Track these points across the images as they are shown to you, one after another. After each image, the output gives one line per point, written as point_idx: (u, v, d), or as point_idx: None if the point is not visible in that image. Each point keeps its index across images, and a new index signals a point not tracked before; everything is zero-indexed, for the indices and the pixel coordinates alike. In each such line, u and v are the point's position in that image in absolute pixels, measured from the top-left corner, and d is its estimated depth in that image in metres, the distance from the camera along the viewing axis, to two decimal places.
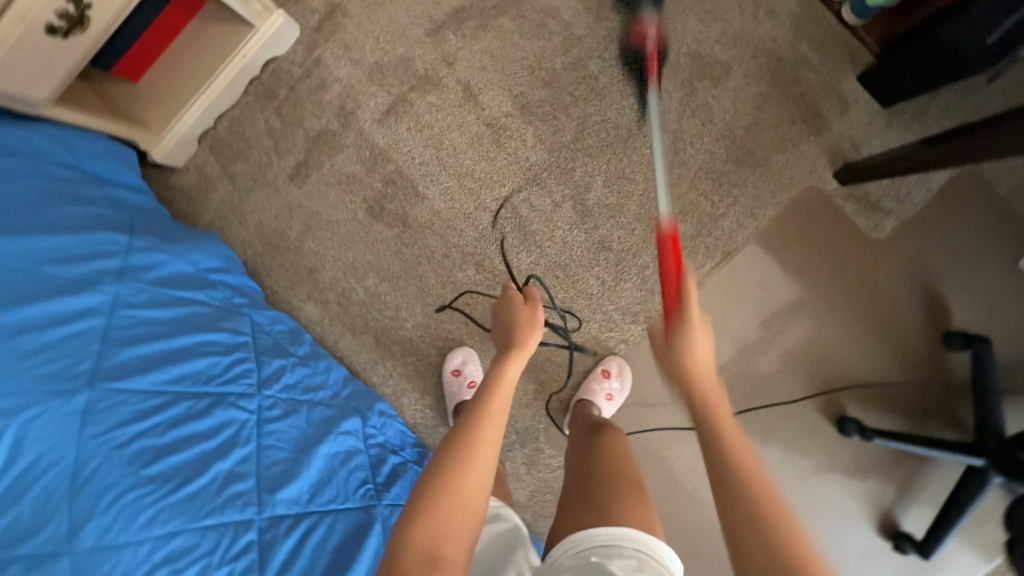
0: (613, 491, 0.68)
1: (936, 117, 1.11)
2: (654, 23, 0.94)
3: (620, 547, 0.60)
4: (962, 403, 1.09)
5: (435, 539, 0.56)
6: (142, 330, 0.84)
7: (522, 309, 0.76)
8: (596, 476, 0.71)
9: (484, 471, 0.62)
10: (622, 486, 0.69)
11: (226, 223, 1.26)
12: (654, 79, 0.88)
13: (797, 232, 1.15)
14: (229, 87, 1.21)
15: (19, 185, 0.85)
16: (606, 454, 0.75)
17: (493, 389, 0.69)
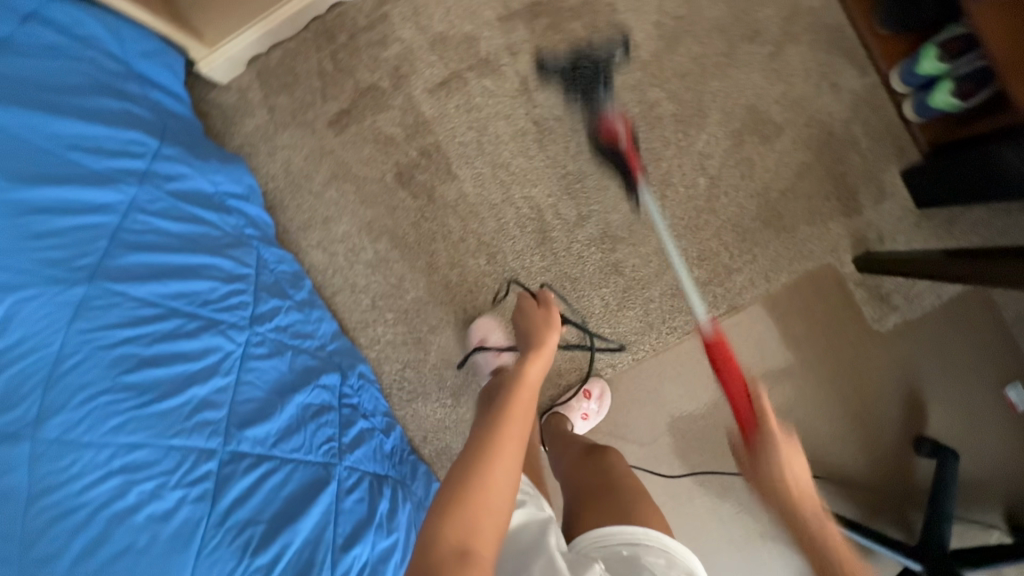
0: (625, 500, 0.74)
1: (965, 231, 1.13)
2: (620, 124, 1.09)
3: (650, 546, 0.66)
4: (916, 507, 1.12)
5: (467, 533, 0.56)
6: (151, 239, 0.83)
7: (537, 313, 0.88)
8: (607, 491, 0.77)
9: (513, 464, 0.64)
10: (631, 495, 0.75)
11: (254, 151, 1.26)
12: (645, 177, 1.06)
13: (803, 304, 1.16)
14: (290, 19, 1.19)
15: (63, 64, 0.84)
16: (614, 470, 0.81)
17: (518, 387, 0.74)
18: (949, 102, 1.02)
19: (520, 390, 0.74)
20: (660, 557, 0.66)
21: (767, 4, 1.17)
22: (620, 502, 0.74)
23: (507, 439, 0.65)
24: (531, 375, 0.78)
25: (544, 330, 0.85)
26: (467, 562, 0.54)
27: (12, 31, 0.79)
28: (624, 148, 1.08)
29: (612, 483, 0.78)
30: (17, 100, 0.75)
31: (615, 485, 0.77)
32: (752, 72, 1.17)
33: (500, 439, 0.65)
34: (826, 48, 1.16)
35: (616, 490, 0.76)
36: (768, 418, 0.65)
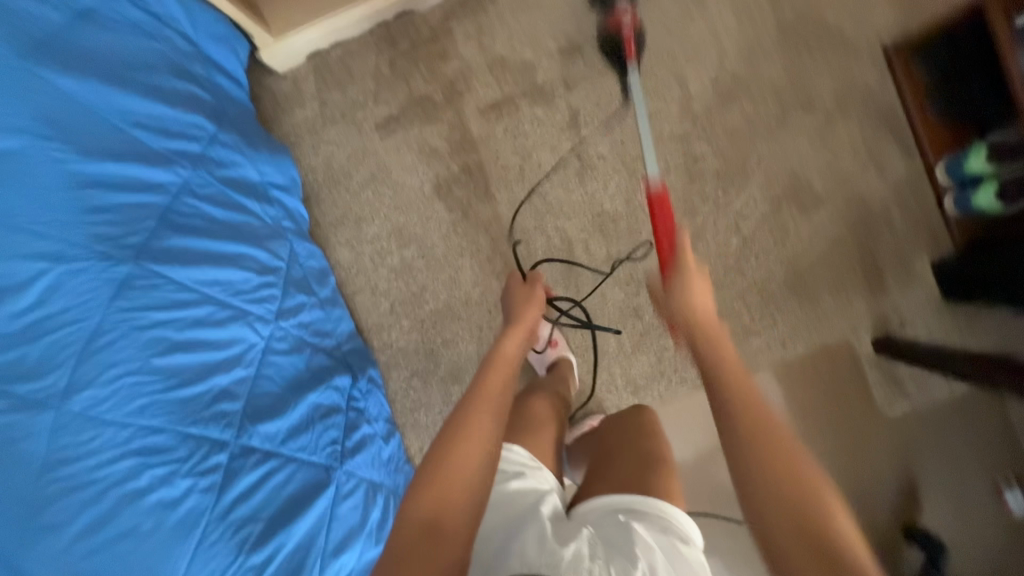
0: (633, 469, 0.75)
1: (986, 329, 1.11)
2: (628, 12, 1.03)
3: (646, 514, 0.68)
4: None
5: (435, 509, 0.60)
6: (198, 224, 0.84)
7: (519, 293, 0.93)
8: (620, 456, 0.78)
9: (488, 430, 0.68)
10: (642, 461, 0.76)
11: (299, 142, 1.27)
12: (631, 62, 1.03)
13: (814, 375, 1.17)
14: (357, 21, 1.21)
15: (137, 41, 0.85)
16: (635, 432, 0.82)
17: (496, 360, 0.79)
18: (992, 204, 1.01)
19: (497, 361, 0.78)
20: (656, 523, 0.67)
21: (820, 75, 1.15)
22: (629, 469, 0.75)
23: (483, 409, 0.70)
24: (509, 348, 0.82)
25: (523, 307, 0.90)
26: (433, 532, 0.58)
27: (95, 3, 0.81)
28: (624, 38, 1.04)
29: (627, 447, 0.79)
30: (89, 71, 0.76)
31: (631, 450, 0.78)
32: (800, 140, 1.16)
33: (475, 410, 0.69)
34: (878, 126, 1.14)
35: (626, 456, 0.78)
36: (684, 256, 0.81)
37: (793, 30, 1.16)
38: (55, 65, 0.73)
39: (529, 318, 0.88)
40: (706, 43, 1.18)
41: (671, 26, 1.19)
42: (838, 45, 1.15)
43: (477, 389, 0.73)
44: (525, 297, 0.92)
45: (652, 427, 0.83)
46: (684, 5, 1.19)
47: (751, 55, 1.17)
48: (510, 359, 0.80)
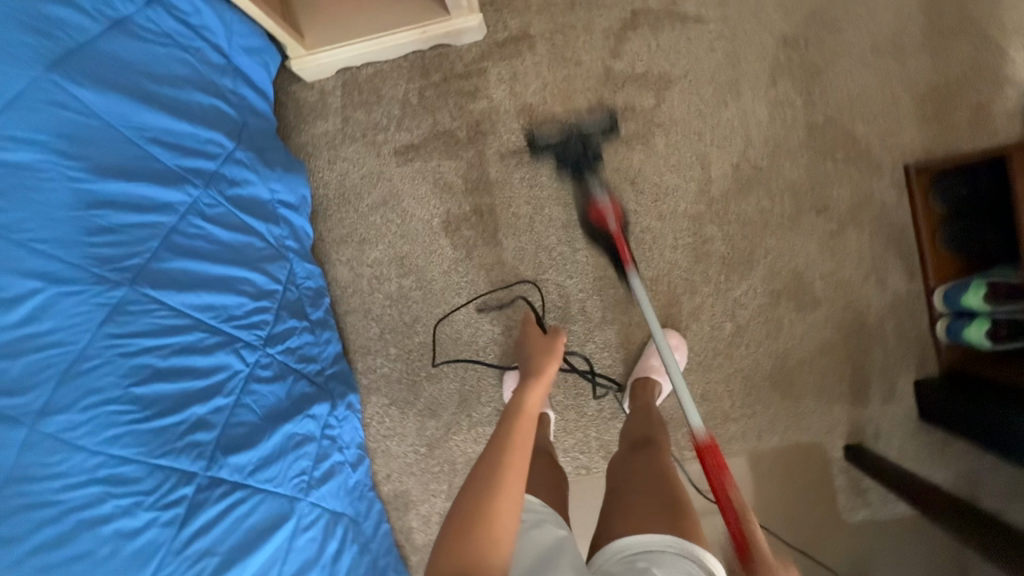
0: (646, 506, 0.74)
1: (956, 455, 1.13)
2: (608, 204, 1.12)
3: (667, 556, 0.66)
4: None
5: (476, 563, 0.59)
6: (200, 246, 0.84)
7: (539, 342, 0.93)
8: (633, 492, 0.78)
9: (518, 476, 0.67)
10: (657, 498, 0.75)
11: (315, 154, 1.27)
12: (631, 267, 1.06)
13: (784, 471, 1.17)
14: (393, 47, 1.20)
15: (170, 54, 0.86)
16: (652, 468, 0.82)
17: (522, 403, 0.78)
18: (981, 340, 1.04)
19: (521, 415, 0.75)
20: (678, 564, 0.65)
21: (843, 183, 1.17)
22: (641, 506, 0.74)
23: (512, 461, 0.67)
24: (536, 395, 0.81)
25: (546, 359, 0.89)
26: None
27: (132, 12, 0.81)
28: (613, 229, 1.10)
29: (640, 484, 0.79)
30: (115, 86, 0.76)
31: (644, 486, 0.78)
32: (808, 241, 1.17)
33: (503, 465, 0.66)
34: (885, 242, 1.16)
35: (638, 493, 0.77)
36: None
37: (820, 133, 1.17)
38: (80, 78, 0.72)
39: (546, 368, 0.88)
40: (734, 130, 1.19)
41: (703, 107, 1.19)
42: (860, 156, 1.16)
43: (502, 438, 0.70)
44: (545, 347, 0.92)
45: (665, 465, 0.82)
46: (719, 89, 1.19)
47: (775, 150, 1.18)
48: (535, 406, 0.79)
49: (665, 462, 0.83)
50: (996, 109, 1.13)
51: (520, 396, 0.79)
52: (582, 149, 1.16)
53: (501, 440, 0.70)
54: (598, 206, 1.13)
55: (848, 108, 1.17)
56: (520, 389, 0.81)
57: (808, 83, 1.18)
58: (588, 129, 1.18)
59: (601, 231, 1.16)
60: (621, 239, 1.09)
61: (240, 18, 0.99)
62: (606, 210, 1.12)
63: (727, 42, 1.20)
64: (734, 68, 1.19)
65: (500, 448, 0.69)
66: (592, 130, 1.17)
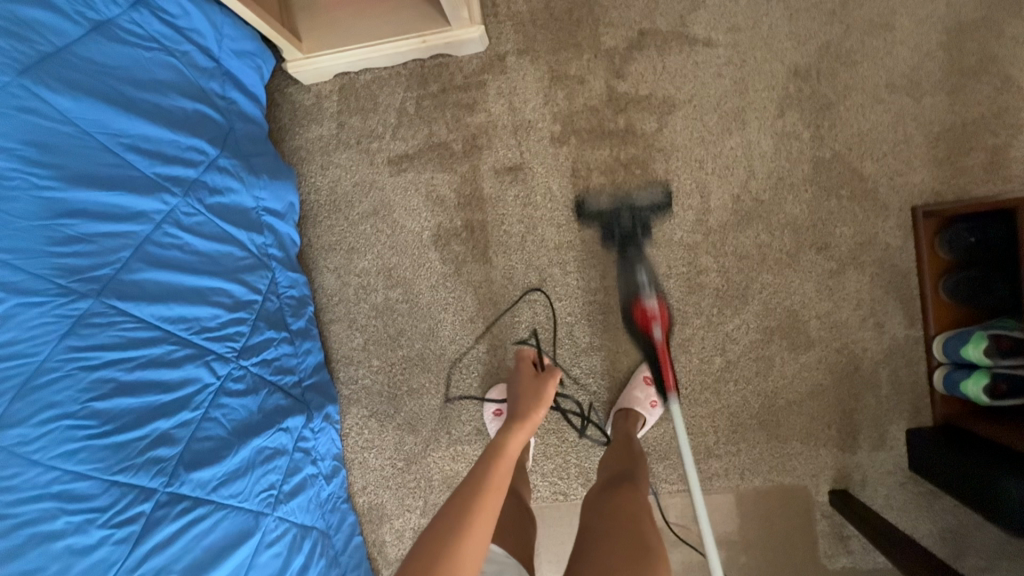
0: (609, 553, 0.68)
1: (944, 508, 1.10)
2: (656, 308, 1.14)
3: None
4: None
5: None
6: (175, 255, 0.83)
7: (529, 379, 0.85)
8: (600, 528, 0.73)
9: (478, 548, 0.60)
10: (624, 545, 0.69)
11: (309, 159, 1.25)
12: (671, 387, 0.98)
13: (767, 513, 1.14)
14: (391, 55, 1.18)
15: (154, 58, 0.85)
16: (629, 505, 0.76)
17: (497, 458, 0.68)
18: (978, 395, 1.00)
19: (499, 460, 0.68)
20: None
21: (847, 223, 1.13)
22: (606, 552, 0.69)
23: (470, 535, 0.59)
24: (514, 445, 0.71)
25: (533, 404, 0.78)
26: None
27: (116, 15, 0.81)
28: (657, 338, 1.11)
29: (611, 521, 0.73)
30: (92, 91, 0.75)
31: (612, 525, 0.73)
32: (806, 279, 1.13)
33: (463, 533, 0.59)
34: (886, 286, 1.12)
35: (605, 533, 0.72)
36: None
37: (827, 168, 1.13)
38: (53, 84, 0.71)
39: (535, 415, 0.78)
40: (736, 160, 1.15)
41: (706, 134, 1.16)
42: (867, 195, 1.12)
43: (468, 501, 0.62)
44: (534, 392, 0.81)
45: (642, 509, 0.76)
46: (724, 117, 1.15)
47: (777, 183, 1.14)
48: (511, 460, 0.69)
49: (641, 503, 0.77)
50: (1013, 155, 1.08)
51: (498, 445, 0.70)
52: (632, 222, 1.18)
53: (466, 502, 0.62)
54: (645, 309, 1.14)
55: (857, 145, 1.13)
56: (503, 430, 0.73)
57: (818, 116, 1.14)
58: (640, 206, 1.18)
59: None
60: (664, 353, 1.07)
61: (233, 21, 0.99)
62: (654, 318, 1.13)
63: (736, 69, 1.16)
64: (741, 96, 1.15)
65: (461, 516, 0.60)
66: (645, 206, 1.17)
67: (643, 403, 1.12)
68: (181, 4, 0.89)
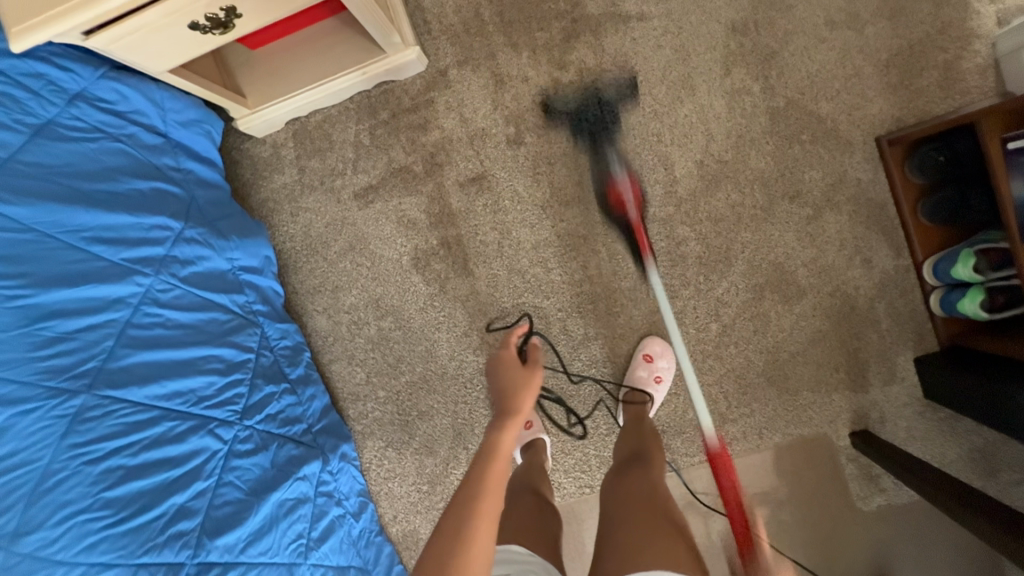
0: (630, 531, 0.69)
1: (967, 430, 1.09)
2: (625, 182, 1.15)
3: None
4: None
5: None
6: (158, 333, 0.85)
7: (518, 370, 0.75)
8: (614, 513, 0.74)
9: (482, 556, 0.58)
10: (641, 520, 0.70)
11: (277, 208, 1.27)
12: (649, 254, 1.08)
13: (793, 467, 1.14)
14: (336, 93, 1.19)
15: (101, 147, 0.87)
16: (641, 484, 0.77)
17: (490, 459, 0.64)
18: (976, 312, 0.99)
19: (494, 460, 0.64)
20: None
21: (814, 166, 1.12)
22: (625, 531, 0.69)
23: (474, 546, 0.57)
24: (507, 442, 0.66)
25: (521, 393, 0.72)
26: None
27: (55, 115, 0.83)
28: (632, 216, 1.13)
29: (627, 501, 0.74)
30: (43, 193, 0.77)
31: (631, 504, 0.73)
32: (785, 230, 1.13)
33: (463, 546, 0.57)
34: (866, 221, 1.12)
35: (624, 514, 0.72)
36: None
37: (783, 116, 1.13)
38: (7, 197, 0.74)
39: (525, 408, 0.71)
40: (692, 127, 1.15)
41: (658, 107, 1.16)
42: (828, 135, 1.12)
43: (464, 509, 0.59)
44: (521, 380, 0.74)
45: (656, 487, 0.77)
46: (672, 87, 1.16)
47: (738, 141, 1.14)
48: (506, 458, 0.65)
49: (652, 482, 0.78)
50: (966, 67, 1.07)
51: (489, 447, 0.65)
52: (601, 111, 1.17)
53: (467, 506, 0.60)
54: (616, 187, 1.15)
55: (808, 88, 1.12)
56: (493, 427, 0.68)
57: (764, 68, 1.13)
58: (611, 90, 1.18)
59: (618, 216, 1.16)
60: (639, 228, 1.11)
61: (173, 94, 1.01)
62: (627, 196, 1.14)
63: (674, 37, 1.16)
64: (685, 63, 1.15)
65: (459, 535, 0.57)
66: (612, 94, 1.17)
67: (649, 381, 1.14)
68: (116, 90, 0.91)
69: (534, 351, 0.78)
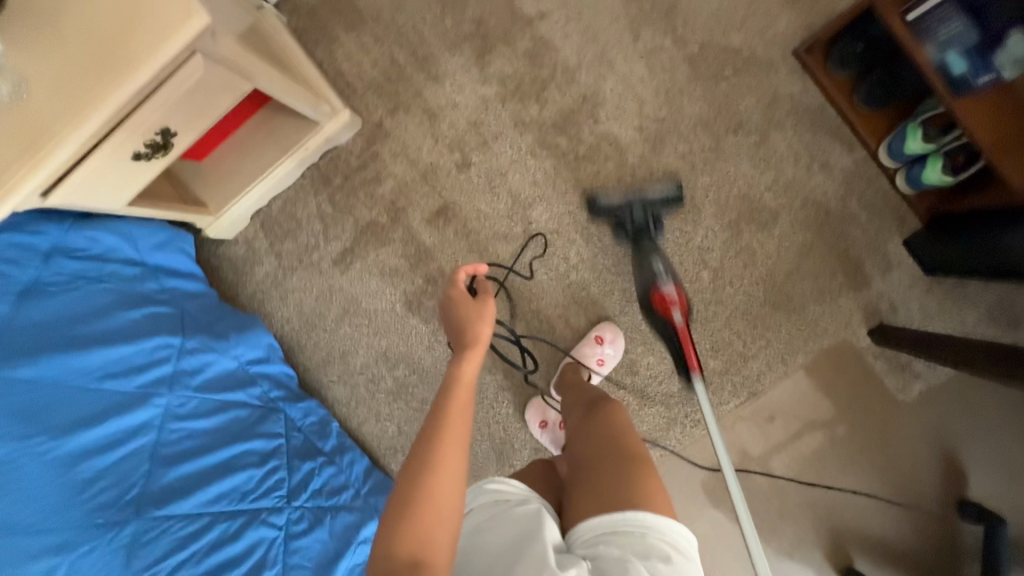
0: (602, 475, 0.71)
1: (977, 292, 1.10)
2: None
3: (631, 536, 0.64)
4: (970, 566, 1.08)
5: (423, 543, 0.56)
6: (188, 445, 0.88)
7: (470, 304, 0.77)
8: (587, 459, 0.75)
9: (453, 476, 0.60)
10: (614, 465, 0.71)
11: (267, 297, 1.31)
12: None
13: (826, 380, 1.14)
14: (288, 174, 1.24)
15: (88, 290, 0.92)
16: (612, 429, 0.78)
17: (453, 390, 0.68)
18: (942, 178, 1.01)
19: (456, 390, 0.67)
20: (642, 543, 0.63)
21: (746, 95, 1.16)
22: (603, 477, 0.71)
23: (441, 466, 0.60)
24: (467, 372, 0.70)
25: (475, 324, 0.75)
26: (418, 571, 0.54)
27: (36, 275, 0.88)
28: None
29: (598, 448, 0.75)
30: (46, 349, 0.81)
31: (604, 450, 0.74)
32: (739, 162, 1.16)
33: (433, 467, 0.60)
34: (813, 129, 1.15)
35: (599, 460, 0.74)
36: None
37: (701, 60, 1.17)
38: (18, 361, 0.78)
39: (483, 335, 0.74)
40: (622, 97, 1.20)
41: (585, 89, 1.21)
42: (748, 63, 1.16)
43: (430, 434, 0.63)
44: (475, 311, 0.76)
45: (624, 426, 0.79)
46: (591, 67, 1.21)
47: (669, 96, 1.18)
48: (468, 386, 0.69)
49: (620, 421, 0.79)
50: None
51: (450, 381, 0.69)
52: None
53: (427, 441, 0.62)
54: None
55: (715, 27, 1.17)
56: (452, 360, 0.71)
57: (669, 22, 1.18)
58: None
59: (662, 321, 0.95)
60: None
61: (140, 225, 1.07)
62: None
63: (578, 23, 1.21)
64: (595, 43, 1.21)
65: (426, 456, 0.61)
66: None
67: (589, 363, 1.15)
68: (88, 237, 0.97)
69: (483, 286, 0.81)
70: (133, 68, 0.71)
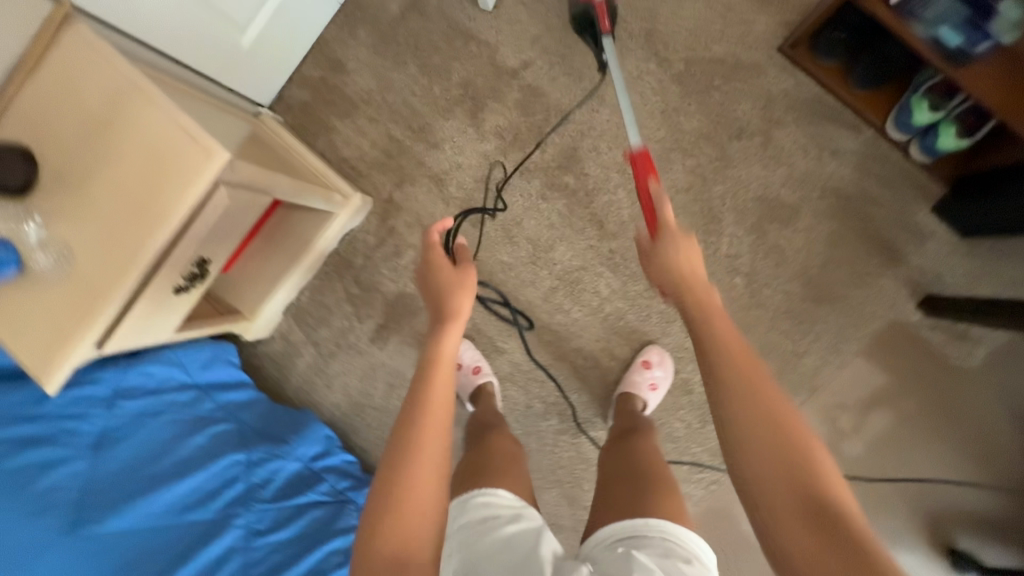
0: (628, 489, 0.67)
1: (1017, 247, 1.09)
2: None
3: (648, 539, 0.59)
4: None
5: (401, 542, 0.55)
6: (272, 561, 0.90)
7: (446, 271, 0.75)
8: (616, 475, 0.72)
9: (436, 463, 0.59)
10: (647, 481, 0.68)
11: (312, 387, 1.32)
12: None
13: (885, 362, 1.12)
14: (311, 265, 1.27)
15: (153, 425, 0.94)
16: (645, 453, 0.75)
17: (432, 369, 0.66)
18: (958, 143, 1.00)
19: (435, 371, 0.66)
20: (662, 548, 0.58)
21: (741, 100, 1.17)
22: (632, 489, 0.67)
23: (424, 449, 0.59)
24: (447, 350, 0.69)
25: (454, 296, 0.74)
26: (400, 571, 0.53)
27: (102, 423, 0.90)
28: None
29: (628, 467, 0.73)
30: (126, 498, 0.83)
31: (636, 467, 0.71)
32: (749, 165, 1.16)
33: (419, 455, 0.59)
34: (814, 119, 1.15)
35: (629, 474, 0.71)
36: None
37: (690, 75, 1.19)
38: (103, 516, 0.80)
39: (461, 310, 0.73)
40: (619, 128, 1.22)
41: (581, 126, 1.23)
42: (736, 69, 1.17)
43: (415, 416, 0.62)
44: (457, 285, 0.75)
45: (651, 452, 0.76)
46: (584, 105, 1.23)
47: (665, 115, 1.19)
48: (449, 364, 0.68)
49: (649, 446, 0.77)
50: None
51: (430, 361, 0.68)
52: None
53: (412, 430, 0.61)
54: None
55: (696, 42, 1.19)
56: (432, 336, 0.71)
57: (650, 46, 1.20)
58: None
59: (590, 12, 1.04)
60: None
61: (187, 346, 1.09)
62: None
63: (562, 66, 1.24)
64: (582, 81, 1.23)
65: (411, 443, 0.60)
66: None
67: (643, 388, 1.12)
68: (142, 371, 0.99)
69: (462, 252, 0.79)
70: (161, 222, 0.74)
